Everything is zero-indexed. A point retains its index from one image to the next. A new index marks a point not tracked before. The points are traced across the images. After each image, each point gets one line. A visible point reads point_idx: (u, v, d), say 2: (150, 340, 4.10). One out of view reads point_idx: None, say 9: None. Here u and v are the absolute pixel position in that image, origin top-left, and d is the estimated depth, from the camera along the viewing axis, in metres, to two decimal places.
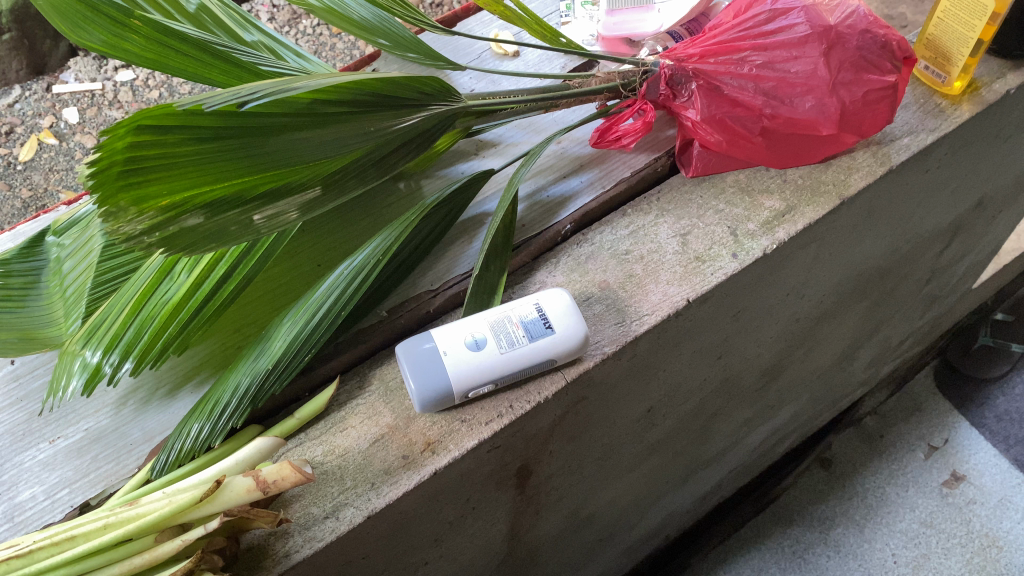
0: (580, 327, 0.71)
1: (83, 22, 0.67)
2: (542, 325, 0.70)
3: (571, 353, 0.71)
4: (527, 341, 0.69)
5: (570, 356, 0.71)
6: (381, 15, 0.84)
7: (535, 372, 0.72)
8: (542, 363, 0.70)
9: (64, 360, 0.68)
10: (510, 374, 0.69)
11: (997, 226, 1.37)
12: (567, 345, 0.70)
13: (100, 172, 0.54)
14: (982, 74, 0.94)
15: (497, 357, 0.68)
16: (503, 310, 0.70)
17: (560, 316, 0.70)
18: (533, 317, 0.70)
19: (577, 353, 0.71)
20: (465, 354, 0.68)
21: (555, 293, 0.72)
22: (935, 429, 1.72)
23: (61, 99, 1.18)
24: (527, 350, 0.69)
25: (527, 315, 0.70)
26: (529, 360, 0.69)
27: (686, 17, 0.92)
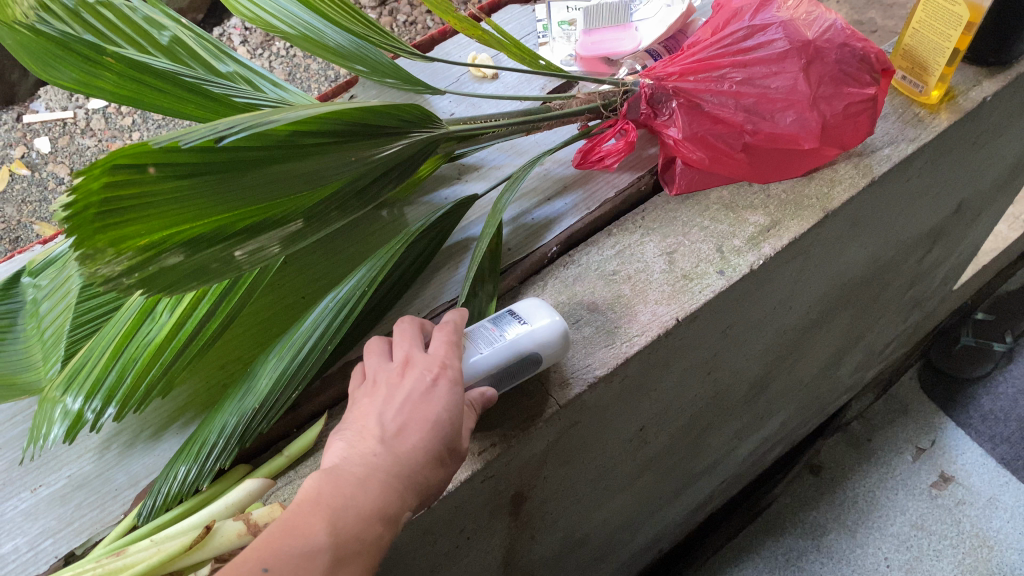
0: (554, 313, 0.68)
1: (53, 60, 0.65)
2: (515, 321, 0.67)
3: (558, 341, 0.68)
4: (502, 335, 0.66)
5: (554, 349, 0.67)
6: (358, 42, 0.83)
7: (524, 372, 0.67)
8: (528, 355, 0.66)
9: (44, 407, 0.66)
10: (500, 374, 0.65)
11: (976, 228, 1.38)
12: (547, 334, 0.66)
13: (75, 215, 0.52)
14: (958, 83, 0.95)
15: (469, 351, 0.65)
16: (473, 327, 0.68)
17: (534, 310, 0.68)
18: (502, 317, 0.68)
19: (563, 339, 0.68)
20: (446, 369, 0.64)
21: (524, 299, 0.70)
22: (922, 431, 1.73)
23: (32, 129, 1.20)
24: (506, 342, 0.65)
25: (498, 318, 0.68)
26: (514, 353, 0.66)
27: (663, 34, 0.91)
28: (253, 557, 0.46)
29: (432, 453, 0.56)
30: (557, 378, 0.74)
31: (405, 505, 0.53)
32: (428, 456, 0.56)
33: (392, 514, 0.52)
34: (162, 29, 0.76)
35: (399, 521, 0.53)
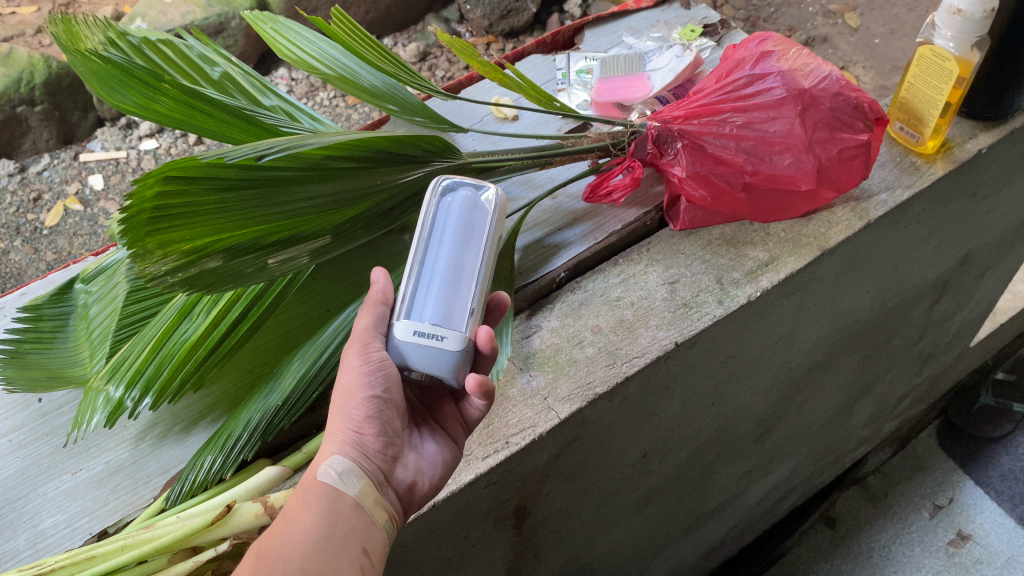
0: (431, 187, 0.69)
1: (117, 85, 0.73)
2: None
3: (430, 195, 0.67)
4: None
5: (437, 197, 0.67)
6: (390, 83, 0.91)
7: (438, 235, 0.65)
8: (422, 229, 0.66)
9: (89, 396, 0.73)
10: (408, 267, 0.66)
11: (986, 283, 1.41)
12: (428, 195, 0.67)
13: (131, 217, 0.59)
14: (955, 135, 1.00)
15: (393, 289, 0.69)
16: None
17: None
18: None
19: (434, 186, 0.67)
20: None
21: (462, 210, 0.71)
22: (940, 487, 1.71)
23: (87, 166, 1.33)
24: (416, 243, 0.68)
25: None
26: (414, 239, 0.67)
27: (671, 83, 0.99)
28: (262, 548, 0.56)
29: (340, 391, 0.63)
30: (559, 393, 0.79)
31: (326, 466, 0.59)
32: (337, 401, 0.63)
33: (318, 489, 0.58)
34: (215, 65, 0.85)
35: (334, 481, 0.59)
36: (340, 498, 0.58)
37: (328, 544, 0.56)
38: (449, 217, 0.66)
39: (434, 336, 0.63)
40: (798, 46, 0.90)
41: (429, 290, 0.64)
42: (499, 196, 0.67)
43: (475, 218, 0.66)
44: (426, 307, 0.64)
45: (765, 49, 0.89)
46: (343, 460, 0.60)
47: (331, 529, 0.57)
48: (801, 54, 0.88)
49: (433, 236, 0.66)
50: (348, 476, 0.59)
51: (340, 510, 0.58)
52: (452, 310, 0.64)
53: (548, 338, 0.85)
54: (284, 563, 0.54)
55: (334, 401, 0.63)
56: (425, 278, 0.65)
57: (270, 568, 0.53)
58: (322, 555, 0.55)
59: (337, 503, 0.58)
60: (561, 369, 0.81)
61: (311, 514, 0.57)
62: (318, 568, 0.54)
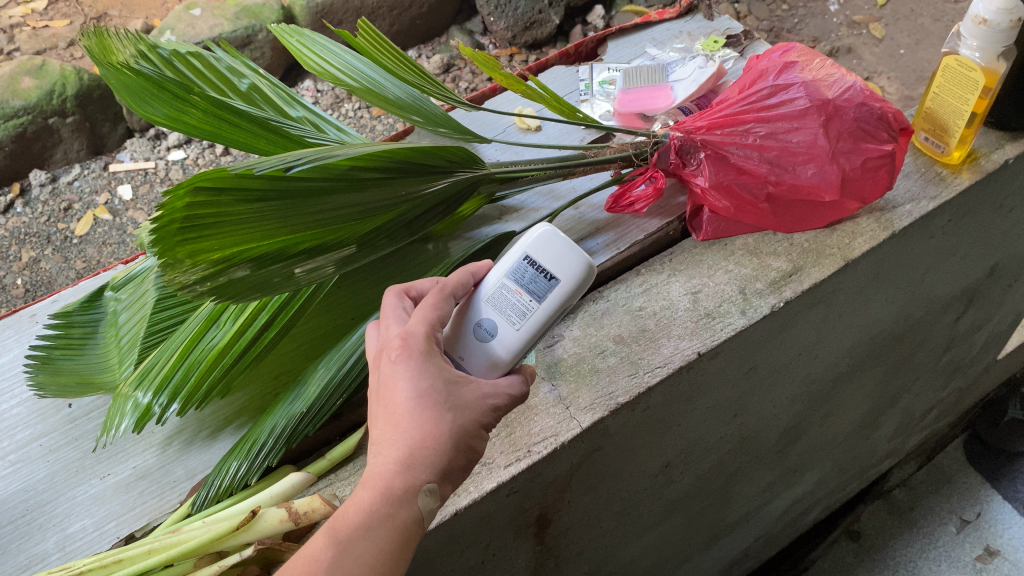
0: (582, 260, 0.66)
1: (148, 98, 0.74)
2: (537, 278, 0.66)
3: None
4: (538, 301, 0.66)
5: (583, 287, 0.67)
6: (414, 94, 0.92)
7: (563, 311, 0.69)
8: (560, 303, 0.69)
9: (118, 402, 0.75)
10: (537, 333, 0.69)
11: (1014, 295, 1.39)
12: (574, 285, 0.66)
13: (161, 227, 0.60)
14: (981, 146, 1.00)
15: (513, 338, 0.65)
16: (496, 277, 0.67)
17: (555, 255, 0.66)
18: (526, 269, 0.66)
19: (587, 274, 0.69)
20: (488, 346, 0.65)
21: (542, 235, 0.66)
22: (968, 502, 1.69)
23: (116, 177, 1.35)
24: (540, 312, 0.66)
25: (520, 274, 0.66)
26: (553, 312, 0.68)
27: (695, 94, 1.00)
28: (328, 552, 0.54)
29: (466, 432, 0.60)
30: (581, 402, 0.80)
31: (425, 497, 0.57)
32: (462, 435, 0.59)
33: (403, 518, 0.56)
34: (242, 77, 0.87)
35: (423, 515, 0.57)
36: (417, 530, 0.57)
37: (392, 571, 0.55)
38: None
39: None
40: (822, 57, 0.90)
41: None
42: None
43: None
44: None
45: (788, 60, 0.89)
46: (436, 497, 0.58)
47: (398, 558, 0.56)
48: (825, 65, 0.88)
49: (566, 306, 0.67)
50: (430, 512, 0.58)
51: (410, 537, 0.56)
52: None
53: (571, 347, 0.85)
54: None
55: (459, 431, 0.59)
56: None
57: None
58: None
59: (412, 535, 0.56)
60: (583, 378, 0.82)
61: (387, 535, 0.55)
62: None
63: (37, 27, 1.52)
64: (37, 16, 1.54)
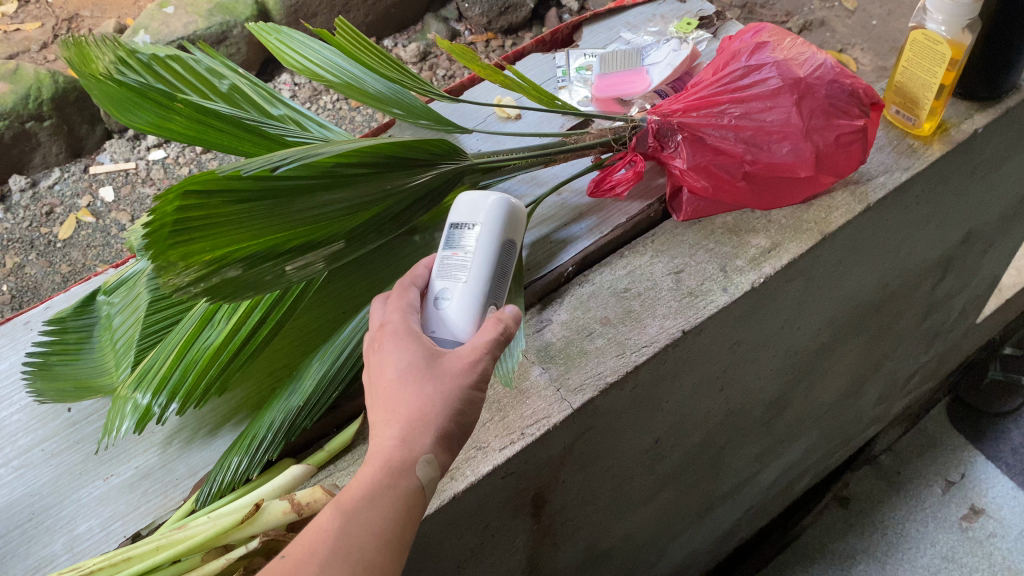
0: (491, 201, 0.74)
1: (131, 106, 0.75)
2: (463, 233, 0.72)
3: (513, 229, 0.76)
4: (471, 250, 0.71)
5: (508, 226, 0.74)
6: (393, 87, 0.93)
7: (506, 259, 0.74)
8: (505, 252, 0.74)
9: (118, 404, 0.76)
10: (500, 284, 0.72)
11: (990, 260, 1.42)
12: (494, 225, 0.73)
13: (153, 232, 0.61)
14: (950, 116, 1.02)
15: (465, 286, 0.68)
16: (435, 258, 0.72)
17: (473, 205, 0.74)
18: (453, 234, 0.73)
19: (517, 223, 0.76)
20: (452, 304, 0.68)
21: (455, 203, 0.75)
22: (952, 463, 1.73)
23: (97, 178, 1.36)
24: (477, 256, 0.71)
25: (450, 240, 0.72)
26: (499, 256, 0.73)
27: (670, 77, 1.02)
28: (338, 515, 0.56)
29: (457, 398, 0.62)
30: (571, 383, 0.82)
31: (422, 465, 0.59)
32: (453, 403, 0.62)
33: (405, 486, 0.58)
34: (222, 79, 0.88)
35: (423, 484, 0.59)
36: (418, 502, 0.58)
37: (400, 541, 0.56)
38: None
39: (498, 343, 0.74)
40: (793, 36, 0.92)
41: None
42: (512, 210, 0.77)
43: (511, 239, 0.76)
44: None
45: (760, 40, 0.91)
46: (434, 468, 0.60)
47: (403, 527, 0.57)
48: (796, 44, 0.90)
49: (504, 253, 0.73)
50: (429, 484, 0.60)
51: (415, 509, 0.58)
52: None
53: (559, 330, 0.87)
54: (359, 552, 0.54)
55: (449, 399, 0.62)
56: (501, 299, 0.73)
57: (344, 555, 0.54)
58: (390, 557, 0.55)
59: (415, 506, 0.58)
60: (572, 361, 0.84)
61: (390, 506, 0.57)
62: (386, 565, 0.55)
63: (7, 30, 1.51)
64: (8, 20, 1.53)
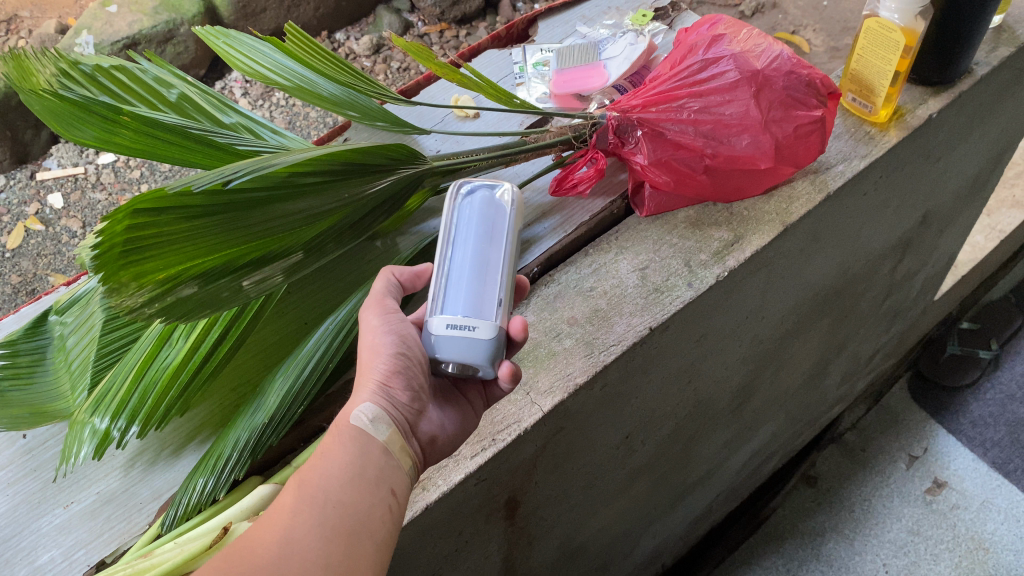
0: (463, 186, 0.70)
1: (74, 120, 0.72)
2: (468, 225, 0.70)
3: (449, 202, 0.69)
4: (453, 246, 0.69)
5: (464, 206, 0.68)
6: (347, 90, 0.91)
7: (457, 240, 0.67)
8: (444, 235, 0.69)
9: (74, 430, 0.74)
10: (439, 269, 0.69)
11: (946, 238, 1.45)
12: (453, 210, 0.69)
13: (102, 254, 0.58)
14: (906, 102, 1.03)
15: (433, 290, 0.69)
16: None
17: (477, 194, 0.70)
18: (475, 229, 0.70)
19: (452, 195, 0.68)
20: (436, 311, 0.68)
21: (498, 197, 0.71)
22: (914, 438, 1.76)
23: (45, 185, 1.32)
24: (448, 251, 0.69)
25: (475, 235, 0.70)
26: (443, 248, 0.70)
27: (628, 71, 1.01)
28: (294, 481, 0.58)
29: (366, 350, 0.66)
30: (540, 386, 0.81)
31: (358, 413, 0.61)
32: (365, 353, 0.66)
33: (350, 433, 0.61)
34: (171, 87, 0.85)
35: (366, 426, 0.61)
36: (371, 444, 0.61)
37: (360, 480, 0.58)
38: (470, 217, 0.67)
39: (467, 326, 0.64)
40: (748, 27, 0.92)
41: (459, 285, 0.65)
42: (516, 194, 0.68)
43: (494, 215, 0.67)
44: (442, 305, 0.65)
45: (716, 33, 0.91)
46: (373, 409, 0.62)
47: (363, 466, 0.59)
48: (751, 35, 0.90)
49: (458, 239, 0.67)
50: (378, 424, 0.61)
51: (369, 451, 0.60)
52: (459, 303, 0.65)
53: (527, 333, 0.86)
54: (323, 494, 0.56)
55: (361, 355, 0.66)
56: (444, 275, 0.66)
57: (310, 501, 0.56)
58: (356, 492, 0.57)
59: (368, 446, 0.60)
60: (541, 363, 0.83)
61: (343, 454, 0.59)
62: (353, 499, 0.57)
63: None
64: None
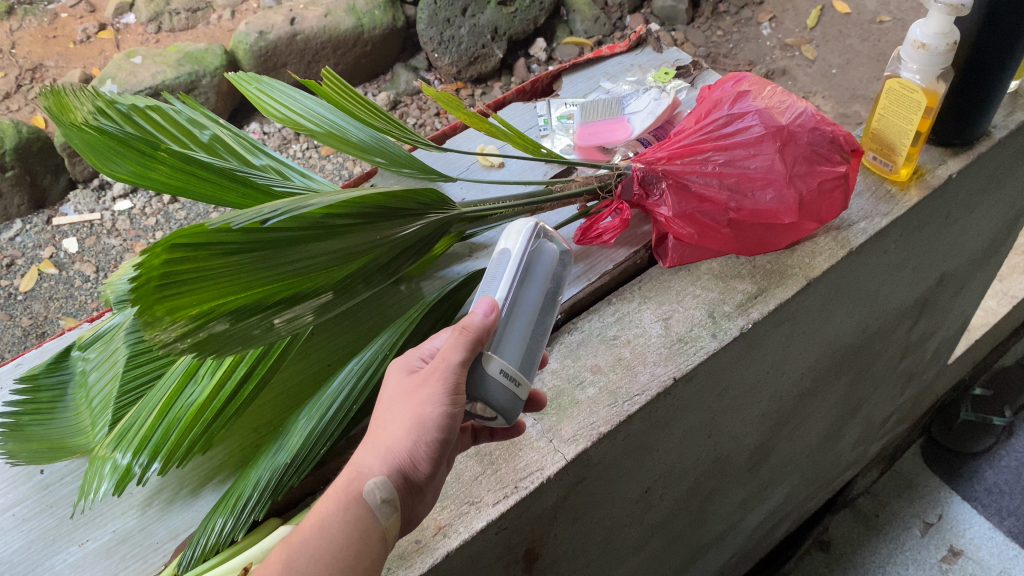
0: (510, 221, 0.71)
1: (112, 156, 0.74)
2: None
3: (524, 231, 0.68)
4: None
5: (516, 233, 0.69)
6: (377, 136, 0.92)
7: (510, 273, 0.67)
8: (503, 259, 0.68)
9: (95, 465, 0.73)
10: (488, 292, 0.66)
11: (961, 301, 1.44)
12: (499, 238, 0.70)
13: (140, 287, 0.58)
14: (925, 162, 1.04)
15: None
16: None
17: None
18: None
19: (530, 233, 0.68)
20: None
21: None
22: (929, 505, 1.73)
23: (60, 230, 1.44)
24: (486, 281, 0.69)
25: None
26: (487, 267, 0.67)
27: (652, 125, 1.03)
28: (286, 552, 0.57)
29: (406, 414, 0.60)
30: (563, 434, 0.80)
31: (373, 488, 0.58)
32: (408, 423, 0.60)
33: (356, 511, 0.58)
34: (203, 128, 0.86)
35: (375, 508, 0.58)
36: (373, 527, 0.58)
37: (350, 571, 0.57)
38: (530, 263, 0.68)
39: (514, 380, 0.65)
40: (771, 84, 0.93)
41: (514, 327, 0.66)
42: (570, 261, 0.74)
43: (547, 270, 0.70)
44: (504, 347, 0.65)
45: (740, 89, 0.92)
46: (388, 490, 0.59)
47: (359, 552, 0.57)
48: (775, 92, 0.91)
49: (526, 281, 0.68)
50: (385, 506, 0.58)
51: (369, 537, 0.58)
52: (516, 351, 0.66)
53: (550, 380, 0.86)
54: None
55: (402, 418, 0.60)
56: (518, 315, 0.66)
57: None
58: None
59: (368, 530, 0.58)
60: (564, 411, 0.82)
61: (342, 538, 0.57)
62: None
63: None
64: None
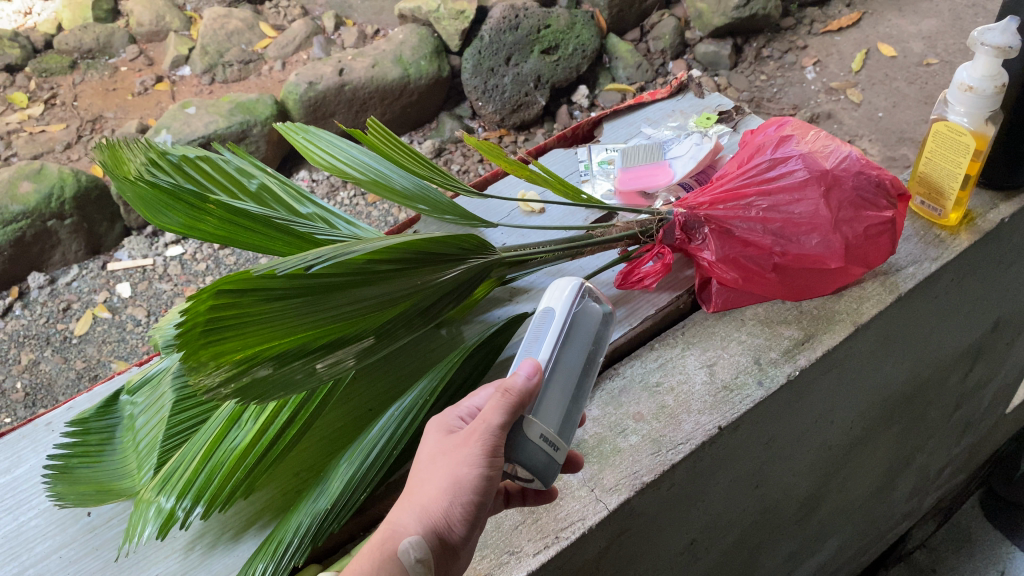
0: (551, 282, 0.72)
1: (163, 207, 0.76)
2: None
3: (568, 293, 0.69)
4: None
5: (558, 295, 0.69)
6: (420, 183, 0.93)
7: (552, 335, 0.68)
8: (545, 320, 0.68)
9: (140, 508, 0.74)
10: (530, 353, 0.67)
11: (1018, 348, 1.40)
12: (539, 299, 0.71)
13: (185, 332, 0.59)
14: (976, 206, 1.02)
15: None
16: None
17: None
18: None
19: (575, 291, 0.69)
20: None
21: None
22: (990, 560, 1.65)
23: (115, 275, 1.54)
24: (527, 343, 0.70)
25: None
26: (531, 327, 0.69)
27: (694, 169, 1.02)
28: None
29: (441, 471, 0.59)
30: (606, 483, 0.79)
31: (408, 547, 0.57)
32: (443, 480, 0.59)
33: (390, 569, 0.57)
34: (251, 178, 0.88)
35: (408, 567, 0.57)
36: None
37: None
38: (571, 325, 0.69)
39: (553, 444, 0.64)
40: (815, 129, 0.93)
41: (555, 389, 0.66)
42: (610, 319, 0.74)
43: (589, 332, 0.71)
44: (547, 408, 0.65)
45: (784, 134, 0.92)
46: (422, 550, 0.57)
47: None
48: (819, 136, 0.91)
49: (567, 343, 0.68)
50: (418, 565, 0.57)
51: None
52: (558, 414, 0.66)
53: (592, 427, 0.85)
54: None
55: (438, 475, 0.59)
56: (561, 375, 0.66)
57: None
58: None
59: None
60: (606, 459, 0.81)
61: None
62: None
63: None
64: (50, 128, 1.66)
